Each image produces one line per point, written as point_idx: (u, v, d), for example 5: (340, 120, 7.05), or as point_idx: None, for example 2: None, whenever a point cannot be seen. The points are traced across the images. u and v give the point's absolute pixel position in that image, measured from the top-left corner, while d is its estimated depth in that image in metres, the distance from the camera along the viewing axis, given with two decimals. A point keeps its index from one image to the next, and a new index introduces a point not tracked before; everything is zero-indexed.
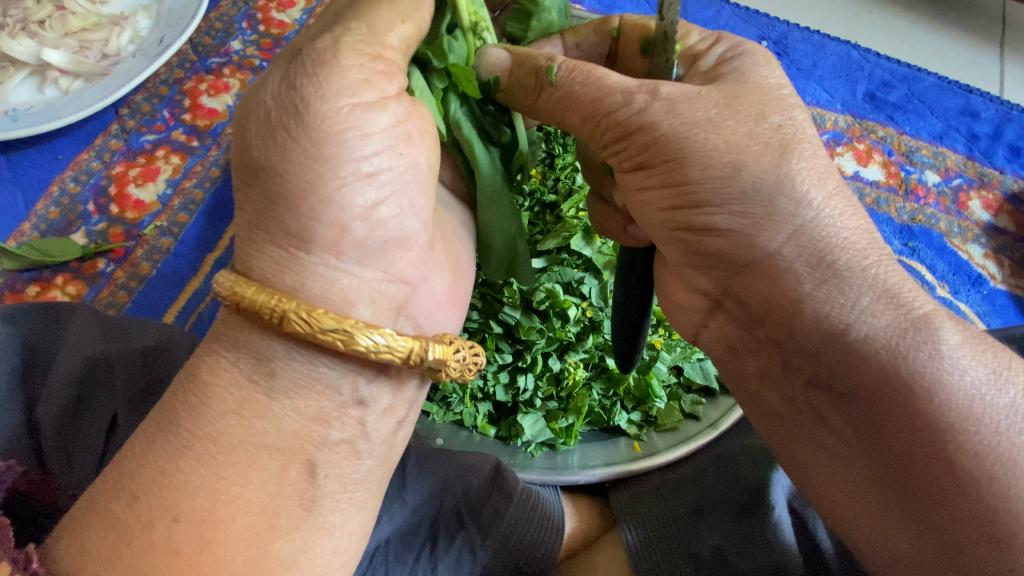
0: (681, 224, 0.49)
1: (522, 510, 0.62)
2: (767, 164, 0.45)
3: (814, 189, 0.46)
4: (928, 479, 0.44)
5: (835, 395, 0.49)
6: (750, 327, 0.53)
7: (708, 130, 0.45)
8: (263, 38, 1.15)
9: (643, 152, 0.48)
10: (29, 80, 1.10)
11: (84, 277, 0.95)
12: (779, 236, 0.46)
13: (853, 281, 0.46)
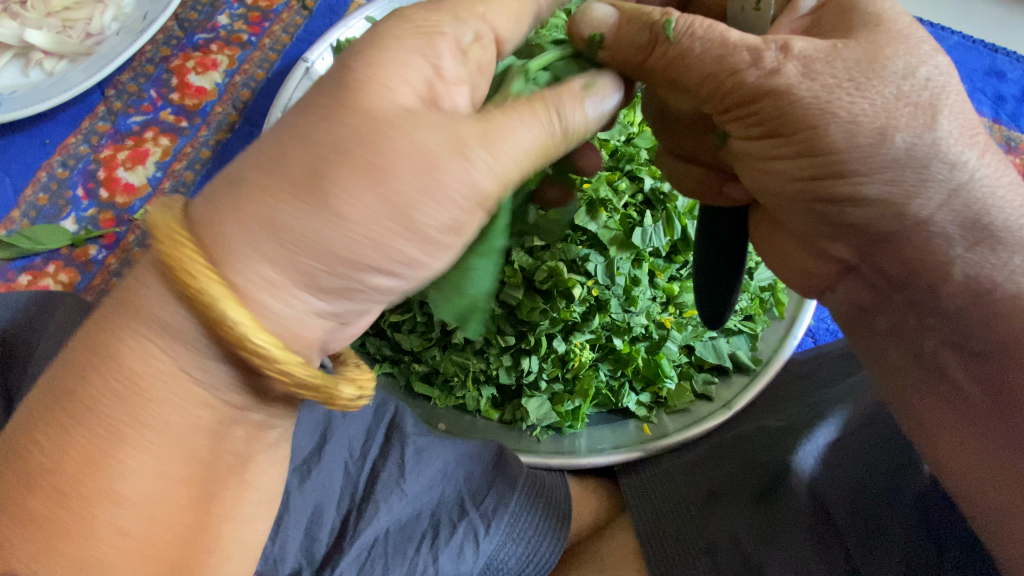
0: (820, 195, 0.45)
1: (526, 497, 0.60)
2: (919, 127, 0.42)
3: (967, 150, 0.43)
4: None
5: (968, 354, 0.47)
6: (885, 291, 0.49)
7: (853, 95, 0.41)
8: (251, 11, 1.10)
9: (772, 116, 0.43)
10: (14, 63, 1.06)
11: (76, 264, 0.93)
12: (933, 201, 0.43)
13: (1007, 241, 0.44)
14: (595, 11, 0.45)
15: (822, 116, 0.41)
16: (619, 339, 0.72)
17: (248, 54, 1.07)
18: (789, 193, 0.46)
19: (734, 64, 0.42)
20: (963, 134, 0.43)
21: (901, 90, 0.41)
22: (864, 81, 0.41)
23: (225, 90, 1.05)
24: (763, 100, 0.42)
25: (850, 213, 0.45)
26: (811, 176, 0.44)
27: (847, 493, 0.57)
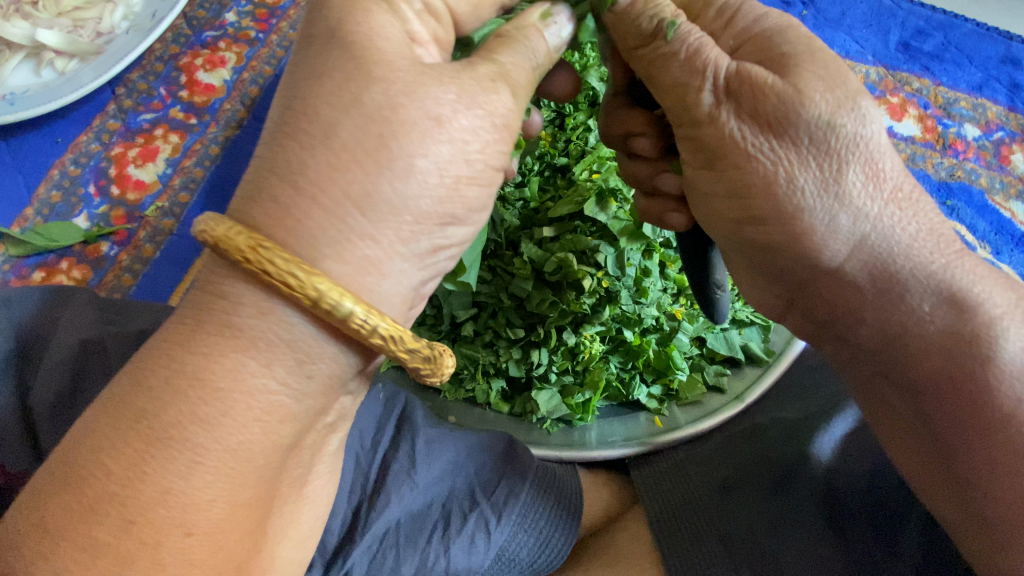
0: (745, 237, 0.49)
1: (536, 490, 0.59)
2: (813, 179, 0.44)
3: (869, 200, 0.45)
4: (955, 431, 0.48)
5: (903, 389, 0.51)
6: (821, 327, 0.54)
7: (759, 143, 0.44)
8: (258, 8, 1.11)
9: (710, 147, 0.46)
10: (26, 63, 1.07)
11: (89, 260, 0.93)
12: (843, 250, 0.46)
13: (917, 287, 0.47)
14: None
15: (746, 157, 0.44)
16: (630, 331, 0.71)
17: (256, 51, 1.08)
18: (719, 225, 0.50)
19: (687, 85, 0.45)
20: (867, 186, 0.44)
21: (818, 135, 0.43)
22: (772, 129, 0.43)
23: (233, 87, 1.05)
24: (699, 131, 0.45)
25: (772, 254, 0.49)
26: (738, 215, 0.48)
27: (860, 486, 0.58)
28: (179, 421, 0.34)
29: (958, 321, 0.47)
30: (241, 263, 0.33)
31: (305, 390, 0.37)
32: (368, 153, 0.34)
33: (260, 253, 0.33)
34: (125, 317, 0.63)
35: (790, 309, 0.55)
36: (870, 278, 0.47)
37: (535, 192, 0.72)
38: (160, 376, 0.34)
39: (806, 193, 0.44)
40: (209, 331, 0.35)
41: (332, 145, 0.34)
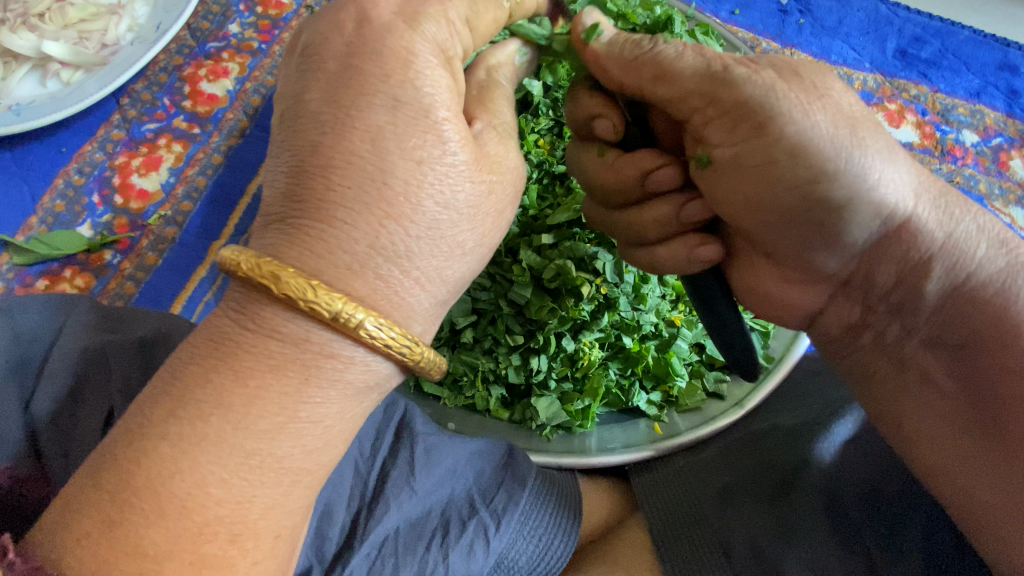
0: (783, 203, 0.50)
1: (536, 499, 0.59)
2: (844, 140, 0.48)
3: (889, 168, 0.49)
4: (991, 384, 0.50)
5: (936, 350, 0.54)
6: (862, 304, 0.56)
7: (791, 102, 0.48)
8: (261, 20, 1.13)
9: (741, 115, 0.48)
10: (32, 73, 1.08)
11: (92, 268, 0.94)
12: (877, 208, 0.49)
13: (944, 249, 0.51)
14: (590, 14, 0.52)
15: (782, 110, 0.47)
16: (629, 338, 0.72)
17: (258, 61, 1.09)
18: (785, 194, 0.50)
19: (700, 67, 0.49)
20: (886, 150, 0.50)
21: (835, 104, 0.49)
22: (786, 92, 0.48)
23: (236, 97, 1.07)
24: (729, 98, 0.48)
25: (829, 219, 0.50)
26: (773, 182, 0.50)
27: (860, 491, 0.58)
28: (247, 419, 0.40)
29: (986, 281, 0.51)
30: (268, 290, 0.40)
31: (344, 394, 0.43)
32: (399, 204, 0.42)
33: (258, 265, 0.40)
34: (127, 324, 0.63)
35: (841, 292, 0.57)
36: (911, 235, 0.51)
37: (534, 200, 0.72)
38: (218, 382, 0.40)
39: (848, 149, 0.48)
40: (262, 347, 0.41)
41: (365, 193, 0.41)
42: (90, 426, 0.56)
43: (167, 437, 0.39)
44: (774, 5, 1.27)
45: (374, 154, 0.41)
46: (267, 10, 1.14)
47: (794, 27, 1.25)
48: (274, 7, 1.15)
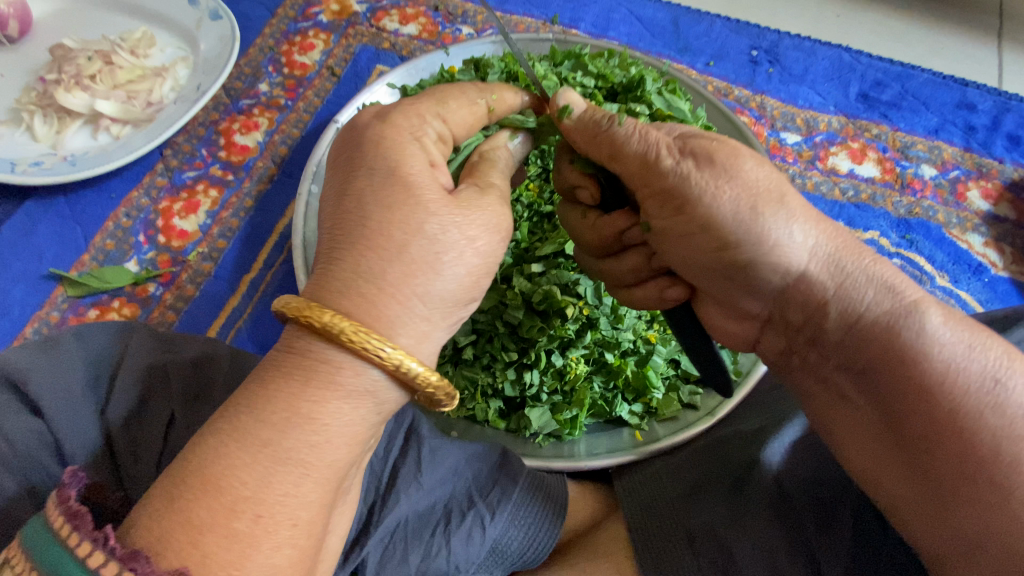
0: (726, 261, 0.62)
1: (526, 492, 0.68)
2: (771, 208, 0.59)
3: (803, 219, 0.59)
4: (905, 407, 0.55)
5: (855, 373, 0.60)
6: (791, 334, 0.66)
7: (716, 184, 0.59)
8: (288, 79, 1.29)
9: (679, 196, 0.61)
10: (85, 128, 1.24)
11: (138, 300, 1.06)
12: (804, 257, 0.60)
13: (859, 280, 0.59)
14: (570, 93, 0.67)
15: (708, 193, 0.59)
16: (610, 354, 0.81)
17: (285, 116, 1.24)
18: (703, 258, 0.64)
19: (645, 151, 0.62)
20: (803, 210, 0.60)
21: (757, 177, 0.60)
22: (716, 172, 0.59)
23: (265, 147, 1.21)
24: (664, 182, 0.61)
25: (751, 269, 0.62)
26: (713, 244, 0.62)
27: (809, 482, 0.66)
28: (296, 446, 0.48)
29: (896, 304, 0.57)
30: (350, 346, 0.48)
31: (371, 420, 0.52)
32: (430, 239, 0.52)
33: (357, 335, 0.48)
34: (180, 347, 0.74)
35: (767, 325, 0.68)
36: (829, 275, 0.60)
37: (525, 235, 0.83)
38: (281, 415, 0.48)
39: (767, 216, 0.59)
40: (319, 387, 0.49)
41: (404, 259, 0.51)
42: (154, 426, 0.67)
43: (215, 431, 0.48)
44: (744, 57, 1.41)
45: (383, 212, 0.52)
46: (293, 71, 1.31)
47: (763, 76, 1.39)
48: (298, 68, 1.32)
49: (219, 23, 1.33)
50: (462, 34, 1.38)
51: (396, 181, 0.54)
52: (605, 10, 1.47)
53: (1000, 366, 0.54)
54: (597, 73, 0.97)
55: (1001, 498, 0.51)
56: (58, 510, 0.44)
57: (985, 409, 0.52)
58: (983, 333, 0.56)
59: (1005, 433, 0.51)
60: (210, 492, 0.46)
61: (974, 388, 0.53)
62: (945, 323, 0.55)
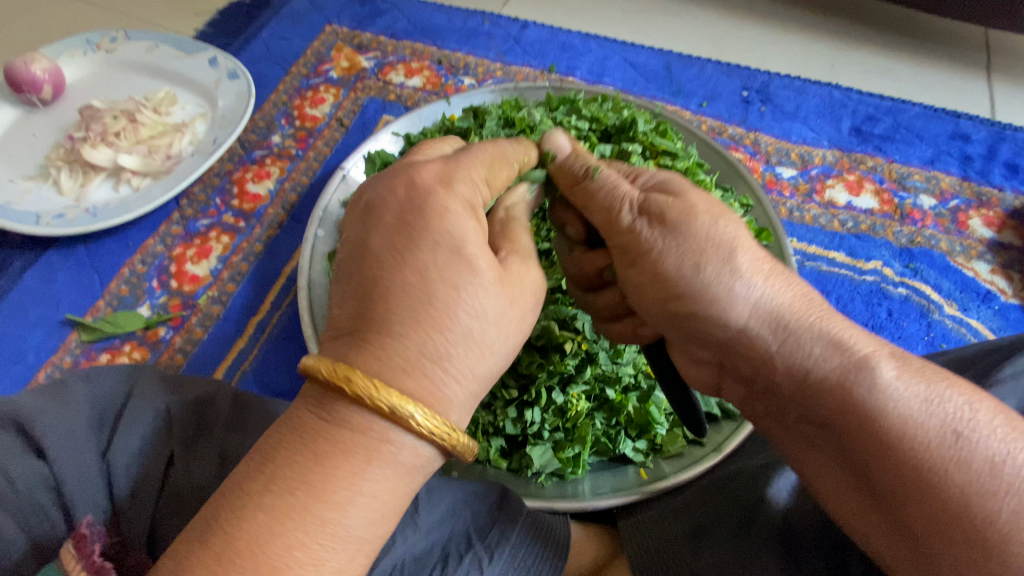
0: (674, 310, 0.63)
1: (524, 537, 0.66)
2: (714, 267, 0.60)
3: (753, 275, 0.60)
4: (871, 455, 0.55)
5: (817, 424, 0.60)
6: (748, 385, 0.67)
7: (665, 240, 0.62)
8: (299, 131, 1.37)
9: (633, 250, 0.64)
10: (107, 181, 1.30)
11: (148, 343, 1.08)
12: (744, 312, 0.60)
13: (805, 335, 0.59)
14: (557, 138, 0.71)
15: (659, 251, 0.62)
16: (612, 389, 0.81)
17: (296, 165, 1.31)
18: (652, 307, 0.66)
19: (610, 205, 0.65)
20: (751, 266, 0.61)
21: (710, 233, 0.61)
22: (673, 232, 0.62)
23: (276, 195, 1.26)
24: (622, 236, 0.65)
25: (698, 323, 0.63)
26: (663, 296, 0.64)
27: (818, 521, 0.64)
28: (312, 501, 0.47)
29: (845, 359, 0.57)
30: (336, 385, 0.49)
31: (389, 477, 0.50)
32: (426, 271, 0.52)
33: (393, 407, 0.48)
34: (183, 388, 0.76)
35: (723, 371, 0.69)
36: (771, 332, 0.60)
37: None
38: (324, 482, 0.48)
39: (713, 276, 0.60)
40: (359, 455, 0.49)
41: (422, 305, 0.51)
42: (154, 470, 0.67)
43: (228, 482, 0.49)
44: (736, 97, 1.46)
45: (381, 254, 0.54)
46: (304, 123, 1.38)
47: (756, 114, 1.43)
48: (309, 120, 1.39)
49: (237, 82, 1.42)
50: (464, 85, 1.46)
51: (391, 218, 0.55)
52: (598, 59, 1.55)
53: (959, 413, 0.53)
54: (592, 117, 1.02)
55: (978, 551, 0.49)
56: (80, 565, 0.52)
57: (947, 462, 0.51)
58: (937, 382, 0.55)
59: (974, 485, 0.50)
60: (224, 551, 0.45)
61: (934, 440, 0.52)
62: (897, 374, 0.55)
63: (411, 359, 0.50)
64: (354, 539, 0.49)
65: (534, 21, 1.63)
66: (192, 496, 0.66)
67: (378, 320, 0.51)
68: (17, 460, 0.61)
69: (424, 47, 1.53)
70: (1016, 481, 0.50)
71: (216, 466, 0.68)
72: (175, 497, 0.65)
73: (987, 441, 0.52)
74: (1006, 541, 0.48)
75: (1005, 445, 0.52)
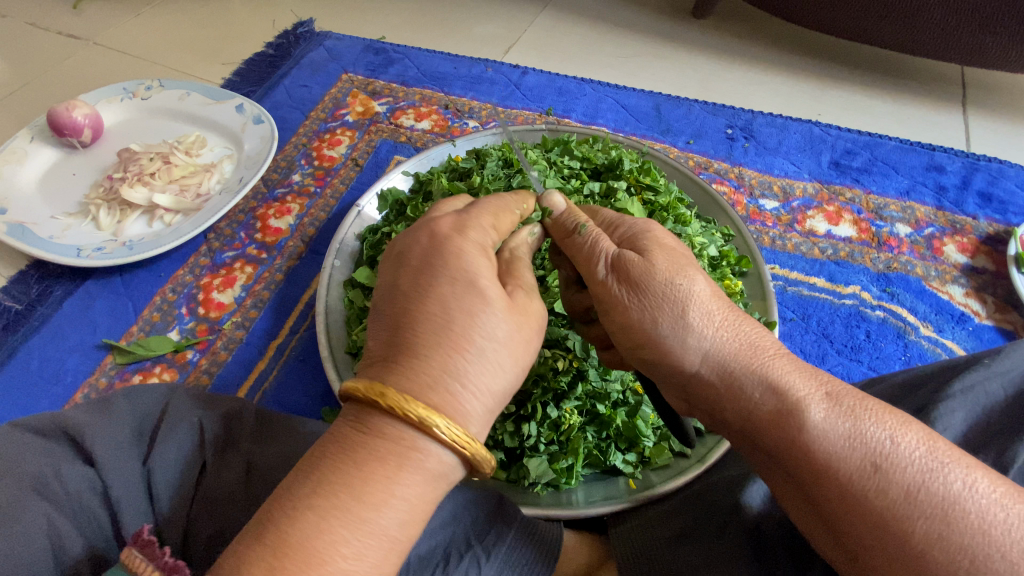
0: (640, 356, 0.72)
1: (520, 536, 0.73)
2: (667, 321, 0.68)
3: (704, 324, 0.67)
4: (806, 485, 0.60)
5: (767, 458, 0.66)
6: (713, 424, 0.74)
7: (630, 296, 0.69)
8: (318, 170, 1.49)
9: (605, 302, 0.72)
10: (142, 218, 1.42)
11: (177, 365, 1.17)
12: (697, 359, 0.68)
13: (748, 378, 0.65)
14: (554, 198, 0.80)
15: (625, 306, 0.70)
16: (602, 405, 0.88)
17: (314, 202, 1.42)
18: (625, 352, 0.74)
19: (590, 259, 0.74)
20: (702, 318, 0.67)
21: (667, 290, 0.68)
22: (637, 289, 0.69)
23: (295, 228, 1.38)
24: (597, 289, 0.73)
25: (661, 367, 0.71)
26: (630, 343, 0.72)
27: (786, 525, 0.70)
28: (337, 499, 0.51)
29: (781, 402, 0.63)
30: (357, 394, 0.55)
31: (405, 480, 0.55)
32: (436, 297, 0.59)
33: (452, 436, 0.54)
34: (213, 403, 0.84)
35: (691, 408, 0.75)
36: (720, 378, 0.67)
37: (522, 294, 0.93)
38: (342, 477, 0.52)
39: (667, 327, 0.68)
40: (372, 452, 0.53)
41: (432, 322, 0.58)
42: (189, 475, 0.75)
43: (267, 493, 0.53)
44: (721, 134, 1.58)
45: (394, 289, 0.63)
46: (322, 163, 1.51)
47: (740, 150, 1.54)
48: (327, 160, 1.52)
49: (261, 126, 1.56)
50: (469, 126, 1.58)
51: (405, 259, 0.64)
52: (592, 102, 1.68)
53: (882, 445, 0.57)
54: (583, 156, 1.13)
55: (903, 569, 0.54)
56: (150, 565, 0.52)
57: (869, 493, 0.56)
58: (863, 417, 0.59)
59: (891, 511, 0.55)
60: (256, 550, 0.49)
61: (854, 472, 0.57)
62: (825, 414, 0.60)
63: (413, 364, 0.56)
64: (374, 534, 0.52)
65: (533, 68, 1.77)
66: (224, 500, 0.73)
67: (398, 340, 0.58)
68: (70, 466, 0.68)
69: (432, 93, 1.67)
70: (933, 508, 0.54)
71: (242, 475, 0.75)
72: (206, 501, 0.73)
73: (906, 473, 0.56)
74: (922, 561, 0.53)
75: (926, 473, 0.55)
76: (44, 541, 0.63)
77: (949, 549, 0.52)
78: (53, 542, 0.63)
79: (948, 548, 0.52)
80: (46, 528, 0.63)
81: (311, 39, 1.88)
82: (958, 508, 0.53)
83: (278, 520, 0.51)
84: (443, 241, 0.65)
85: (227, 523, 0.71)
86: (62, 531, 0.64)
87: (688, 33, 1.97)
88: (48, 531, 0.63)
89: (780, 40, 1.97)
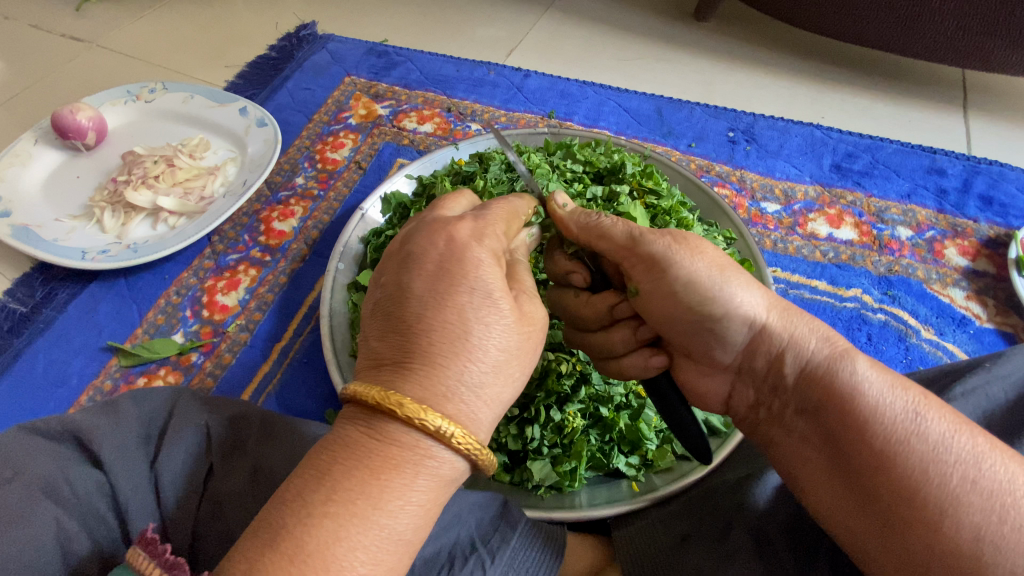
0: (701, 318, 0.72)
1: (525, 538, 0.74)
2: (734, 276, 0.71)
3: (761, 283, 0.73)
4: (846, 429, 0.62)
5: (805, 411, 0.68)
6: (763, 390, 0.74)
7: (694, 254, 0.72)
8: (320, 173, 1.50)
9: (663, 264, 0.72)
10: (146, 221, 1.43)
11: (181, 367, 1.18)
12: (765, 310, 0.71)
13: (803, 331, 0.70)
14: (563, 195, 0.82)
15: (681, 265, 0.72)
16: (604, 408, 0.89)
17: (317, 205, 1.43)
18: (682, 317, 0.73)
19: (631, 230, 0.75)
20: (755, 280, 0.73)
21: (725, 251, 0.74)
22: (696, 249, 0.72)
23: (299, 231, 1.38)
24: (646, 252, 0.73)
25: (723, 326, 0.72)
26: (692, 302, 0.71)
27: (788, 525, 0.71)
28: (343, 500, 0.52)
29: (831, 354, 0.67)
30: (358, 398, 0.57)
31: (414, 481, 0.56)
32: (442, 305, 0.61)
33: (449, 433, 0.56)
34: (218, 406, 0.84)
35: (738, 377, 0.77)
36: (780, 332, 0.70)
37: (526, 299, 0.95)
38: (347, 478, 0.53)
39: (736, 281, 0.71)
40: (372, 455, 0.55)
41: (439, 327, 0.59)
42: (195, 477, 0.75)
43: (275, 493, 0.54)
44: (722, 137, 1.58)
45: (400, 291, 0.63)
46: (325, 166, 1.52)
47: (741, 153, 1.54)
48: (330, 163, 1.53)
49: (265, 129, 1.56)
50: (471, 129, 1.58)
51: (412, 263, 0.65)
52: (594, 105, 1.68)
53: (917, 404, 0.60)
54: (586, 160, 1.14)
55: (938, 513, 0.55)
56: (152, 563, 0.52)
57: (911, 435, 0.58)
58: (900, 375, 0.64)
59: (931, 454, 0.57)
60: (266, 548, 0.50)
61: (898, 415, 0.60)
62: (870, 367, 0.65)
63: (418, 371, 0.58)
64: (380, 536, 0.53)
65: (535, 71, 1.78)
66: (230, 502, 0.73)
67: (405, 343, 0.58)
68: (78, 469, 0.69)
69: (434, 96, 1.67)
70: (962, 463, 0.56)
71: (248, 478, 0.76)
72: (212, 504, 0.73)
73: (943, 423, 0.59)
74: (956, 505, 0.55)
75: (958, 428, 0.59)
76: (53, 543, 0.63)
77: (982, 494, 0.55)
78: (61, 544, 0.64)
79: (980, 494, 0.55)
80: (55, 529, 0.64)
81: (314, 42, 1.89)
82: (988, 461, 0.57)
83: (284, 518, 0.52)
84: (449, 244, 0.65)
85: (233, 526, 0.72)
86: (71, 533, 0.65)
87: (689, 36, 1.98)
88: (57, 533, 0.64)
89: (782, 43, 1.98)
